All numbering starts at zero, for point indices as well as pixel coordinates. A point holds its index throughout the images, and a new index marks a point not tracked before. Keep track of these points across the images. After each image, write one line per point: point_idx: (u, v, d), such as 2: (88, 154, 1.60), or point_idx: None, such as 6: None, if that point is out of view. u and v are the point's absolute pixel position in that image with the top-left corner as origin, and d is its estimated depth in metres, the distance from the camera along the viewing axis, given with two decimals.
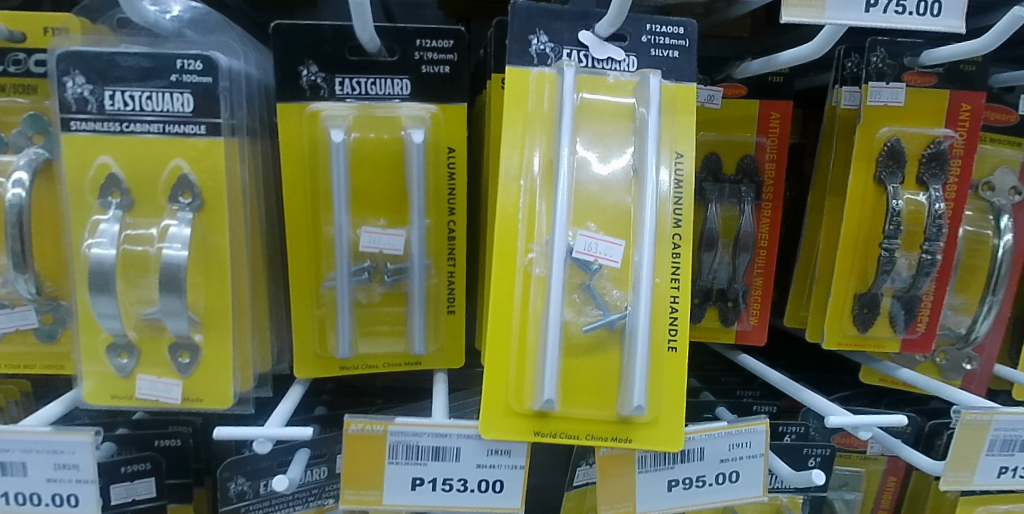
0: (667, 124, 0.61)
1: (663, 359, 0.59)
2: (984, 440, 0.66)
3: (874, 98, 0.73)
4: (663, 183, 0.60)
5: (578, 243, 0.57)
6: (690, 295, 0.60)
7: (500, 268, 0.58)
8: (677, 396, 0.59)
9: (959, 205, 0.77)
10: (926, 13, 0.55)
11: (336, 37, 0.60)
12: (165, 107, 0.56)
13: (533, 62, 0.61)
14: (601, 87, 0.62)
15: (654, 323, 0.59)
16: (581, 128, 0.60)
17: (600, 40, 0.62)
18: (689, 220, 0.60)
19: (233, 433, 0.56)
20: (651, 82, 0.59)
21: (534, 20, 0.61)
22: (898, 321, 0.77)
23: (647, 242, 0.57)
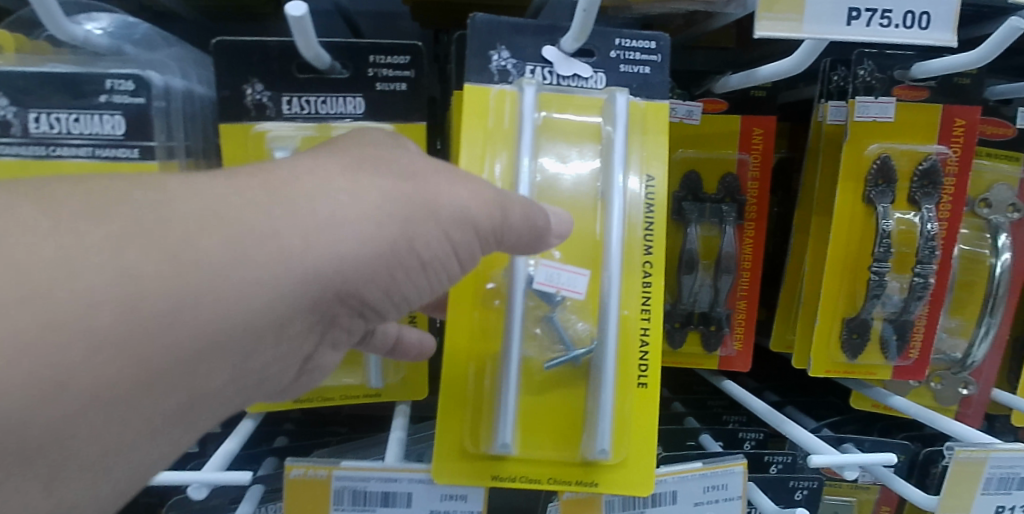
0: (637, 144, 0.57)
1: (632, 395, 0.55)
2: (980, 479, 0.62)
3: (862, 113, 0.69)
4: (632, 206, 0.56)
5: (539, 273, 0.52)
6: (662, 327, 0.55)
7: (456, 301, 0.54)
8: (648, 436, 0.55)
9: (954, 225, 0.73)
10: (914, 25, 0.49)
11: (283, 54, 0.57)
12: (95, 129, 0.53)
13: (493, 79, 0.56)
14: (568, 107, 0.57)
15: (622, 358, 0.55)
16: (544, 151, 0.56)
17: (566, 56, 0.57)
18: (661, 245, 0.56)
19: (169, 478, 0.54)
20: (618, 99, 0.54)
21: (495, 37, 0.56)
22: (890, 348, 0.73)
23: (614, 272, 0.52)
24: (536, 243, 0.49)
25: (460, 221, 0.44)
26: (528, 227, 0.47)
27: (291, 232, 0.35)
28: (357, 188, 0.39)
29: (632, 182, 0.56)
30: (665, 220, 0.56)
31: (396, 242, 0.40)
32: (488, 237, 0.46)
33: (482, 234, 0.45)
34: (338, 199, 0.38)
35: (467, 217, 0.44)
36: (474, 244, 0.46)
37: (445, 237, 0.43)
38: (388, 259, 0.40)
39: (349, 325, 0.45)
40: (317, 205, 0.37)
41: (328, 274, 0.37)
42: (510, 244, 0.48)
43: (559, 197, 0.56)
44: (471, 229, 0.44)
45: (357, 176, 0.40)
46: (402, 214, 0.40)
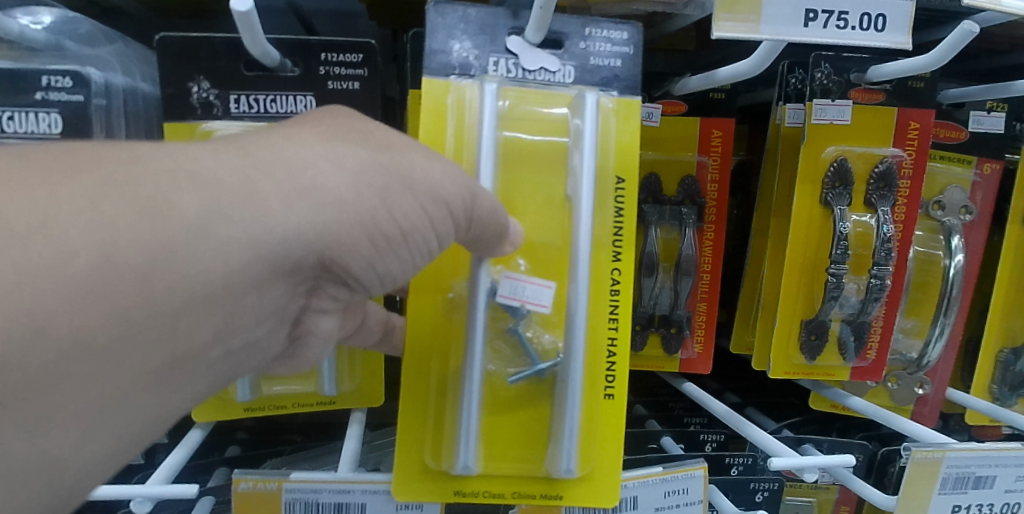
0: (607, 141, 0.53)
1: (599, 408, 0.54)
2: (936, 478, 0.61)
3: (819, 116, 0.69)
4: (601, 211, 0.53)
5: (502, 285, 0.50)
6: (630, 336, 0.54)
7: (414, 309, 0.51)
8: (613, 449, 0.54)
9: (909, 226, 0.74)
10: (871, 27, 0.49)
11: (230, 51, 0.55)
12: (29, 128, 0.51)
13: (451, 74, 0.52)
14: (536, 101, 0.53)
15: (590, 371, 0.54)
16: (507, 151, 0.53)
17: (531, 47, 0.53)
18: (630, 251, 0.54)
19: (110, 492, 0.52)
20: (588, 98, 0.51)
21: (454, 27, 0.52)
22: (848, 349, 0.74)
23: (582, 284, 0.51)
24: (498, 247, 0.48)
25: (441, 199, 0.42)
26: (497, 222, 0.46)
27: (270, 194, 0.35)
28: (337, 156, 0.39)
29: (600, 184, 0.53)
30: (634, 224, 0.54)
31: (375, 214, 0.40)
32: (463, 219, 0.44)
33: (455, 216, 0.44)
34: (316, 166, 0.38)
35: (444, 196, 0.42)
36: (450, 225, 0.44)
37: (428, 218, 0.42)
38: (368, 227, 0.40)
39: (336, 291, 0.45)
40: (299, 168, 0.37)
41: (288, 261, 0.37)
42: (482, 240, 0.47)
43: (524, 200, 0.53)
44: (448, 207, 0.43)
45: (334, 144, 0.39)
46: (380, 183, 0.40)
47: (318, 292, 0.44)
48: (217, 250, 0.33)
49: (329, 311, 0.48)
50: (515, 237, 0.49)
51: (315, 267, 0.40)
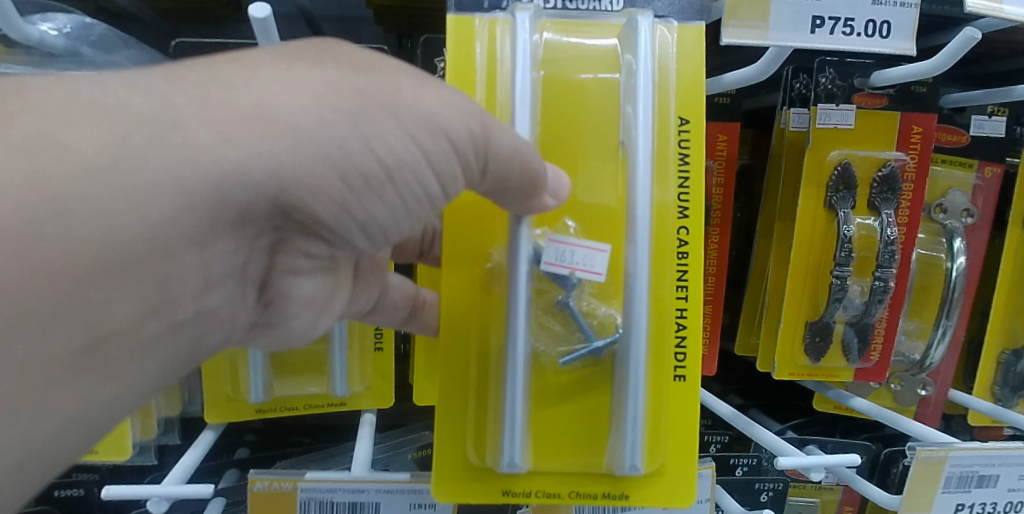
0: (665, 75, 0.50)
1: (667, 389, 0.51)
2: (940, 478, 0.62)
3: (824, 119, 0.70)
4: (664, 158, 0.50)
5: (548, 250, 0.48)
6: (700, 305, 0.51)
7: (449, 280, 0.50)
8: (684, 438, 0.52)
9: (913, 228, 0.75)
10: (875, 34, 0.50)
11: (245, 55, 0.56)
12: None
13: (482, 7, 0.50)
14: (577, 33, 0.51)
15: (657, 346, 0.51)
16: (548, 90, 0.49)
17: None
18: (698, 205, 0.50)
19: (126, 492, 0.53)
20: (639, 22, 0.48)
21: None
22: (852, 350, 0.74)
23: (642, 247, 0.47)
24: (531, 207, 0.45)
25: (439, 127, 0.40)
26: (517, 174, 0.43)
27: (198, 128, 0.32)
28: (297, 79, 0.36)
29: (663, 126, 0.50)
30: (702, 171, 0.50)
31: (352, 149, 0.37)
32: (478, 158, 0.42)
33: (469, 141, 0.41)
34: (266, 89, 0.35)
35: (451, 134, 0.40)
36: (474, 170, 0.43)
37: (413, 155, 0.39)
38: (335, 161, 0.36)
39: (311, 246, 0.43)
40: (244, 93, 0.34)
41: (259, 206, 0.36)
42: (507, 193, 0.44)
43: (570, 148, 0.50)
44: (454, 142, 0.40)
45: (289, 65, 0.36)
46: (352, 108, 0.36)
47: (287, 246, 0.42)
48: (196, 196, 0.32)
49: (308, 273, 0.47)
50: (550, 199, 0.46)
51: (275, 212, 0.37)
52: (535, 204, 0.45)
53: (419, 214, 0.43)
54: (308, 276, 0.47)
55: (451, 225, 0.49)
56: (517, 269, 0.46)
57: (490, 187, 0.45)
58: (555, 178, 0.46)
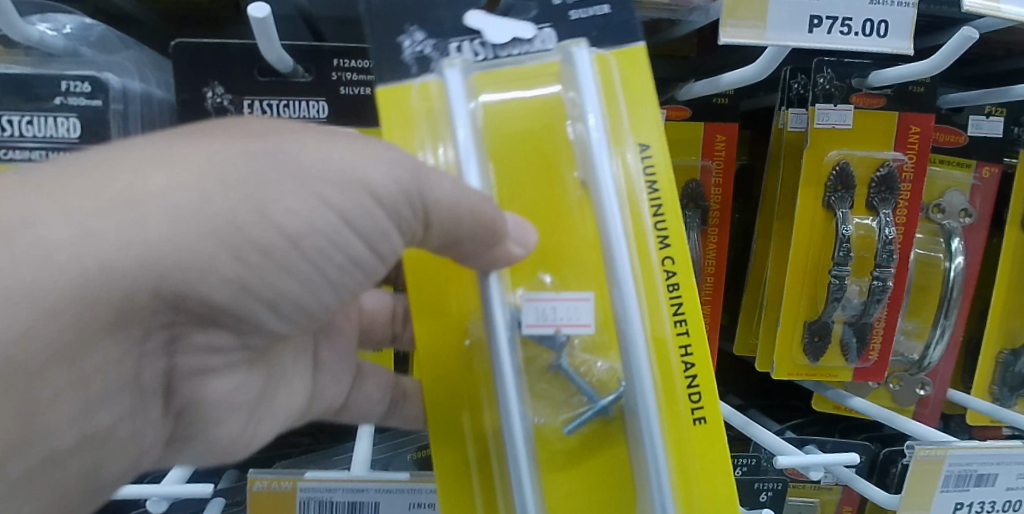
0: (617, 106, 0.48)
1: (688, 438, 0.47)
2: (938, 476, 0.62)
3: (822, 120, 0.70)
4: (635, 192, 0.47)
5: (527, 312, 0.44)
6: (703, 334, 0.47)
7: (426, 351, 0.48)
8: (719, 483, 0.47)
9: (911, 228, 0.75)
10: (873, 33, 0.50)
11: (244, 57, 0.56)
12: (48, 132, 0.52)
13: (411, 72, 0.47)
14: (511, 83, 0.49)
15: (666, 390, 0.47)
16: (501, 153, 0.49)
17: (494, 20, 0.48)
18: (679, 231, 0.47)
19: (127, 490, 0.53)
20: (577, 54, 0.45)
21: (404, 18, 0.48)
22: (851, 350, 0.74)
23: (629, 290, 0.43)
24: (494, 260, 0.42)
25: (349, 196, 0.36)
26: (485, 224, 0.40)
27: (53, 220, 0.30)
28: (174, 156, 0.33)
29: (623, 159, 0.47)
30: (674, 195, 0.48)
31: (243, 222, 0.33)
32: (416, 206, 0.39)
33: (406, 189, 0.38)
34: (141, 172, 0.32)
35: (371, 188, 0.37)
36: (412, 225, 0.40)
37: (324, 223, 0.36)
38: (223, 237, 0.33)
39: (215, 336, 0.39)
40: (113, 180, 0.32)
41: (138, 298, 0.33)
42: (456, 249, 0.42)
43: (542, 200, 0.49)
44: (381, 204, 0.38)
45: (171, 141, 0.34)
46: (242, 175, 0.33)
47: (184, 344, 0.39)
48: (63, 290, 0.30)
49: (220, 370, 0.42)
50: (516, 247, 0.43)
51: (162, 305, 0.34)
52: (501, 253, 0.42)
53: (349, 272, 0.40)
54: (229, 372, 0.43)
55: (417, 300, 0.48)
56: (501, 343, 0.42)
57: (443, 243, 0.42)
58: (518, 228, 0.44)
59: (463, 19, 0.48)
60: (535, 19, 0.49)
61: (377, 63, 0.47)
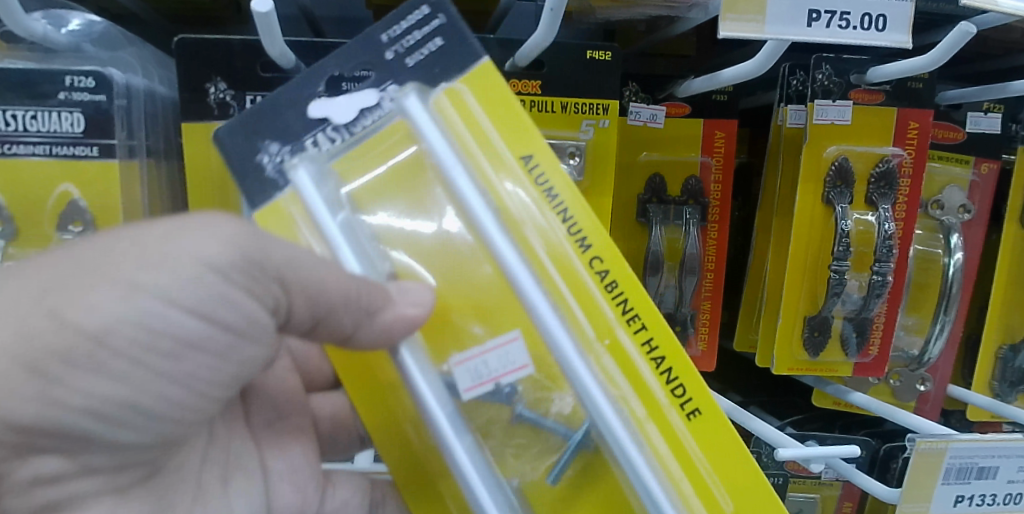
0: (483, 129, 0.44)
1: (684, 439, 0.42)
2: (939, 469, 0.62)
3: (820, 116, 0.71)
4: (531, 212, 0.43)
5: (461, 377, 0.43)
6: (662, 323, 0.43)
7: (385, 438, 0.48)
8: (738, 464, 0.42)
9: (910, 224, 0.75)
10: (871, 27, 0.51)
11: (246, 52, 0.57)
12: (52, 127, 0.52)
13: (275, 186, 0.46)
14: (370, 158, 0.47)
15: (644, 397, 0.42)
16: (392, 229, 0.47)
17: (333, 101, 0.46)
18: (595, 226, 0.43)
19: None
20: (410, 109, 0.42)
21: (258, 134, 0.46)
22: (851, 345, 0.75)
23: (550, 320, 0.40)
24: (385, 327, 0.41)
25: (173, 266, 0.35)
26: (355, 296, 0.41)
27: None
28: None
29: (507, 183, 0.43)
30: (575, 192, 0.43)
31: (34, 327, 0.34)
32: (270, 271, 0.39)
33: (249, 254, 0.38)
34: None
35: (195, 255, 0.36)
36: (270, 291, 0.40)
37: (148, 308, 0.35)
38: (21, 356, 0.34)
39: (41, 463, 0.38)
40: None
41: None
42: (331, 320, 0.42)
43: (457, 258, 0.47)
44: (222, 273, 0.37)
45: None
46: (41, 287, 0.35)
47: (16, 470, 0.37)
48: None
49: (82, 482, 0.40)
50: (409, 307, 0.42)
51: None
52: (387, 317, 0.41)
53: (191, 357, 0.38)
54: (90, 501, 0.41)
55: (360, 401, 0.48)
56: (441, 424, 0.40)
57: (310, 315, 0.42)
58: (409, 292, 0.43)
59: (307, 113, 0.47)
60: (375, 82, 0.47)
61: (245, 190, 0.46)
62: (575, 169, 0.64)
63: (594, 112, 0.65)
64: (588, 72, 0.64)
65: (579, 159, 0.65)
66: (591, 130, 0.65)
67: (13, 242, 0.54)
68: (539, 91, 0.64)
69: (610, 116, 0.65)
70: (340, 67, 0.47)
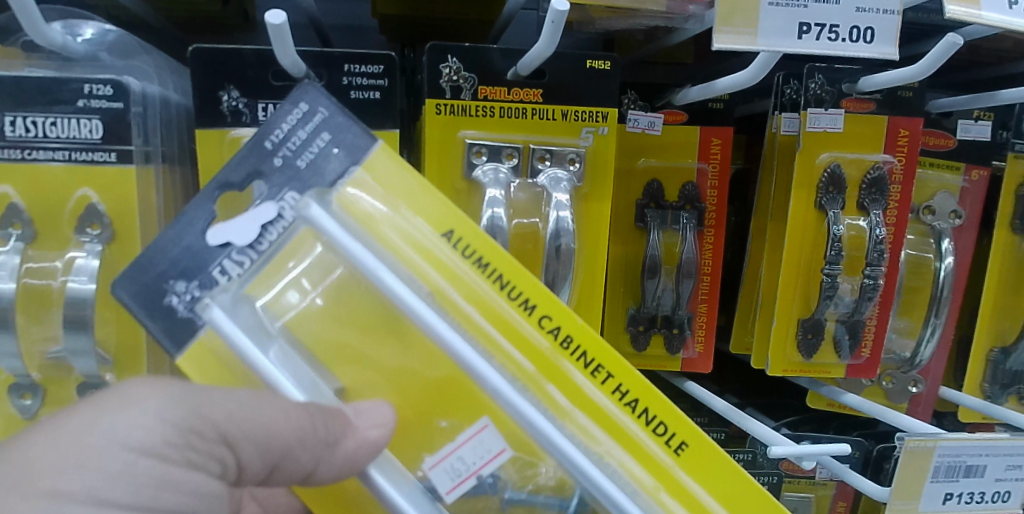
0: (397, 218, 0.44)
1: (678, 474, 0.42)
2: (928, 467, 0.64)
3: (813, 124, 0.73)
4: (468, 293, 0.42)
5: (438, 479, 0.41)
6: (618, 361, 0.42)
7: None
8: (732, 477, 0.43)
9: (901, 229, 0.77)
10: (859, 39, 0.53)
11: (259, 61, 0.59)
12: (71, 133, 0.54)
13: (191, 330, 0.43)
14: (278, 271, 0.45)
15: (630, 447, 0.42)
16: (331, 331, 0.46)
17: (229, 225, 0.44)
18: (533, 286, 0.43)
19: None
20: (314, 217, 0.41)
21: (160, 276, 0.44)
22: (843, 347, 0.77)
23: (522, 403, 0.38)
24: (348, 455, 0.39)
25: (103, 463, 0.36)
26: (310, 430, 0.40)
27: None
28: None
29: (439, 263, 0.43)
30: (505, 257, 0.43)
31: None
32: (212, 434, 0.39)
33: (181, 421, 0.38)
34: None
35: (126, 444, 0.37)
36: (215, 456, 0.40)
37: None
38: None
39: None
40: None
41: None
42: (289, 461, 0.42)
43: (404, 354, 0.46)
44: (158, 454, 0.38)
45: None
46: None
47: None
48: None
49: None
50: (369, 431, 0.41)
51: None
52: (347, 445, 0.39)
53: None
54: None
55: None
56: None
57: (263, 462, 0.42)
58: (366, 416, 0.42)
59: (205, 244, 0.44)
60: (271, 194, 0.46)
61: (158, 339, 0.43)
62: (575, 175, 0.67)
63: (594, 119, 0.67)
64: (589, 81, 0.66)
65: (580, 165, 0.67)
66: (590, 136, 0.67)
67: (33, 244, 0.55)
68: (540, 99, 0.66)
69: (609, 123, 0.67)
70: (229, 184, 0.46)
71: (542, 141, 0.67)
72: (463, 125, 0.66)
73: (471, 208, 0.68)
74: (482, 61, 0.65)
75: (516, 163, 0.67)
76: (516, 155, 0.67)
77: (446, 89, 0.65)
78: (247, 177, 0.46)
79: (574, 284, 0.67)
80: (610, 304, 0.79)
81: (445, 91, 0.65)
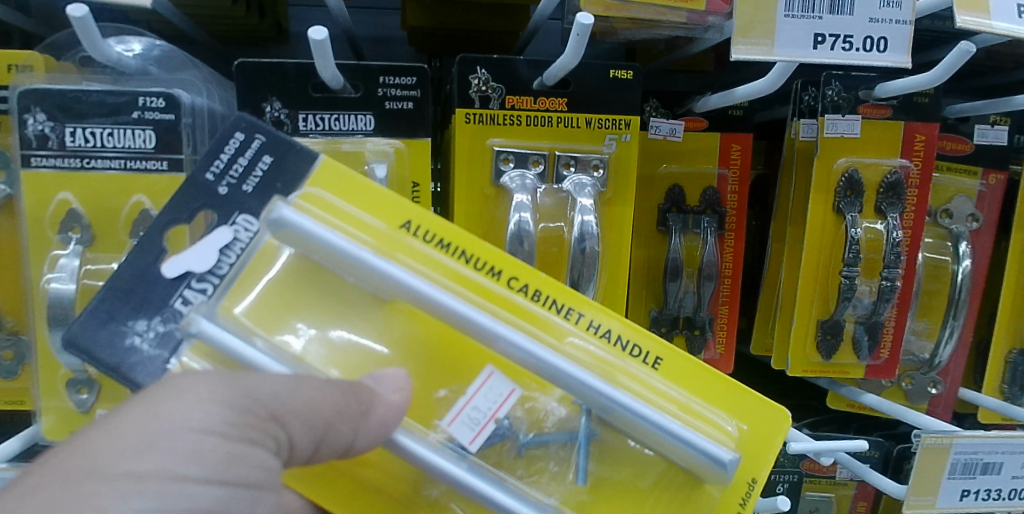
0: (358, 210, 0.47)
1: (666, 385, 0.47)
2: (946, 463, 0.65)
3: (831, 130, 0.75)
4: (443, 263, 0.47)
5: (459, 433, 0.44)
6: (583, 300, 0.48)
7: None
8: (707, 379, 0.47)
9: (918, 232, 0.79)
10: (873, 49, 0.55)
11: (300, 74, 0.62)
12: (126, 143, 0.58)
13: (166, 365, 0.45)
14: (252, 278, 0.47)
15: (620, 372, 0.46)
16: (312, 328, 0.47)
17: (184, 258, 0.46)
18: (495, 255, 0.48)
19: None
20: (285, 217, 0.43)
21: (120, 315, 0.45)
22: (863, 347, 0.79)
23: (515, 339, 0.43)
24: (381, 420, 0.42)
25: (171, 443, 0.37)
26: (345, 403, 0.42)
27: None
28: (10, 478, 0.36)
29: (405, 248, 0.46)
30: (462, 233, 0.48)
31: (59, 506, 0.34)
32: (264, 413, 0.40)
33: (235, 402, 0.39)
34: None
35: (190, 426, 0.37)
36: (270, 434, 0.41)
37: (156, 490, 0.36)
38: None
39: None
40: None
41: None
42: (332, 435, 0.42)
43: (393, 329, 0.49)
44: (221, 433, 0.39)
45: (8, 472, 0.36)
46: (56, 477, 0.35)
47: None
48: None
49: None
50: (391, 394, 0.43)
51: None
52: (380, 412, 0.42)
53: None
54: None
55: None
56: (471, 481, 0.41)
57: (311, 439, 0.42)
58: (384, 381, 0.44)
59: (162, 277, 0.46)
60: (221, 218, 0.48)
61: (132, 377, 0.44)
62: (598, 180, 0.69)
63: (617, 127, 0.69)
64: (611, 90, 0.69)
65: (603, 171, 0.69)
66: (613, 143, 0.69)
67: (91, 247, 0.60)
68: (565, 108, 0.69)
69: (631, 131, 0.69)
70: (178, 218, 0.48)
71: (566, 148, 0.70)
72: (491, 133, 0.69)
73: (499, 213, 0.71)
74: (508, 72, 0.68)
75: (542, 169, 0.70)
76: (542, 161, 0.69)
77: (475, 99, 0.68)
78: (193, 212, 0.48)
79: (599, 288, 0.69)
80: (634, 306, 0.81)
81: (474, 101, 0.68)
